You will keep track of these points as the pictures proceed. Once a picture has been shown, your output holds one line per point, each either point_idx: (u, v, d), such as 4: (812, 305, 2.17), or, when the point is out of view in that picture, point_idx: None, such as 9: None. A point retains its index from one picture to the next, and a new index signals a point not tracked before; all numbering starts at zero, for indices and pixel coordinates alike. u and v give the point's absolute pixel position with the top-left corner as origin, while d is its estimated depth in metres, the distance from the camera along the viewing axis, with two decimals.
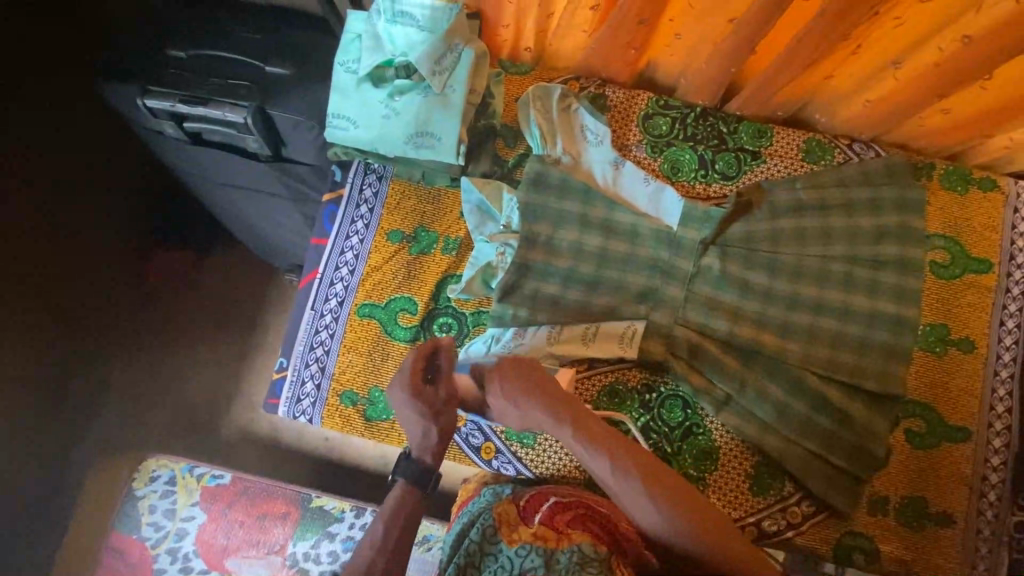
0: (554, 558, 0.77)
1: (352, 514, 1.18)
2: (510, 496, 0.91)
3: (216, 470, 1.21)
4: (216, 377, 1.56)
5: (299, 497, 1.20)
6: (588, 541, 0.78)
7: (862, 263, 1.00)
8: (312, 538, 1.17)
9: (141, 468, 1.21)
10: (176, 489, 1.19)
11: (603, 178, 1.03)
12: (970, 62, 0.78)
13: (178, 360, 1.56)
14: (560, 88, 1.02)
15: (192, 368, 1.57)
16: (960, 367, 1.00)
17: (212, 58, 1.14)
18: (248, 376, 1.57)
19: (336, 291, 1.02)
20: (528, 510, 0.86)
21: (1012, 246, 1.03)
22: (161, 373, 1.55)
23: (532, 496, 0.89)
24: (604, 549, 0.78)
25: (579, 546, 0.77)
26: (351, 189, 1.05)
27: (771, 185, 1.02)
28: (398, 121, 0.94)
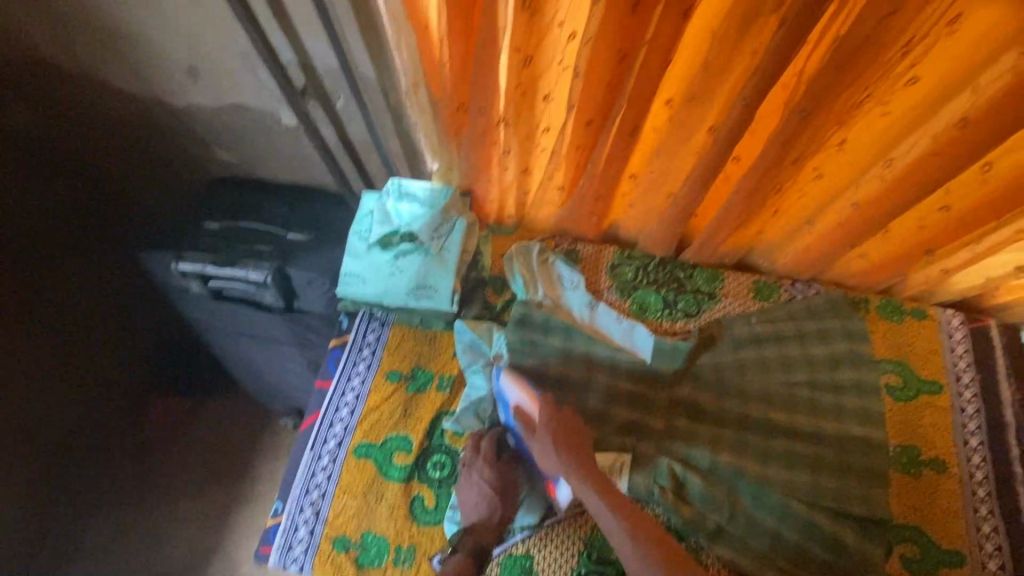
0: None
1: None
2: None
3: None
4: (202, 532, 1.52)
5: None
6: None
7: (822, 389, 1.10)
8: None
9: None
10: None
11: (581, 318, 1.17)
12: (866, 221, 0.98)
13: (165, 514, 1.53)
14: (538, 245, 1.20)
15: (178, 522, 1.52)
16: (937, 487, 1.03)
17: (242, 229, 1.34)
18: (237, 529, 1.53)
19: (335, 431, 1.07)
20: None
21: (955, 367, 1.13)
22: (144, 528, 1.50)
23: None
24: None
25: None
26: (355, 335, 1.15)
27: (729, 321, 1.16)
28: (401, 277, 1.08)
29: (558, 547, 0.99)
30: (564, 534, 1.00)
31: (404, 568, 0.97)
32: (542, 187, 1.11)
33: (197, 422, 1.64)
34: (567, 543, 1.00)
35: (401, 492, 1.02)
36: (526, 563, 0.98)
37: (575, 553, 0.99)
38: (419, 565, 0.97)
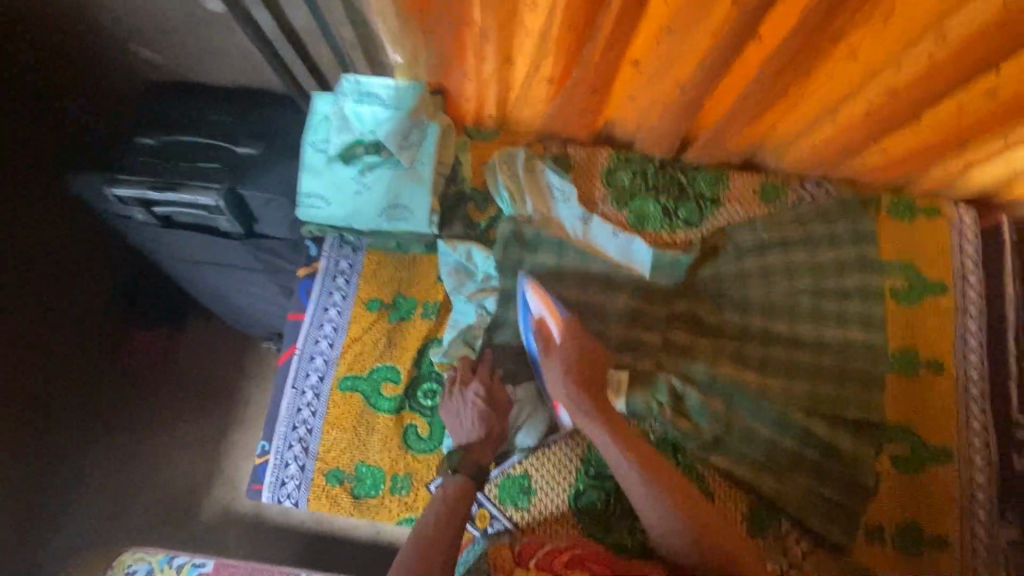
0: None
1: None
2: (506, 543, 0.89)
3: (197, 559, 1.13)
4: (196, 461, 1.51)
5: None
6: None
7: (826, 296, 1.06)
8: None
9: (115, 562, 1.13)
10: None
11: (574, 233, 1.07)
12: (899, 110, 0.85)
13: (155, 447, 1.50)
14: (524, 151, 1.06)
15: (170, 454, 1.51)
16: (933, 388, 1.03)
17: (181, 143, 1.16)
18: (231, 456, 1.52)
19: (316, 366, 1.00)
20: (523, 555, 0.83)
21: (963, 268, 1.08)
22: (134, 462, 1.48)
23: (530, 543, 0.86)
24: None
25: None
26: (326, 262, 1.04)
27: (734, 228, 1.08)
28: (370, 196, 0.94)
29: (557, 466, 0.99)
30: (562, 453, 0.99)
31: (401, 496, 0.96)
32: (527, 80, 0.94)
33: (171, 355, 1.56)
34: (565, 463, 0.99)
35: (392, 424, 0.98)
36: (526, 482, 0.98)
37: (573, 470, 0.99)
38: (417, 493, 0.96)
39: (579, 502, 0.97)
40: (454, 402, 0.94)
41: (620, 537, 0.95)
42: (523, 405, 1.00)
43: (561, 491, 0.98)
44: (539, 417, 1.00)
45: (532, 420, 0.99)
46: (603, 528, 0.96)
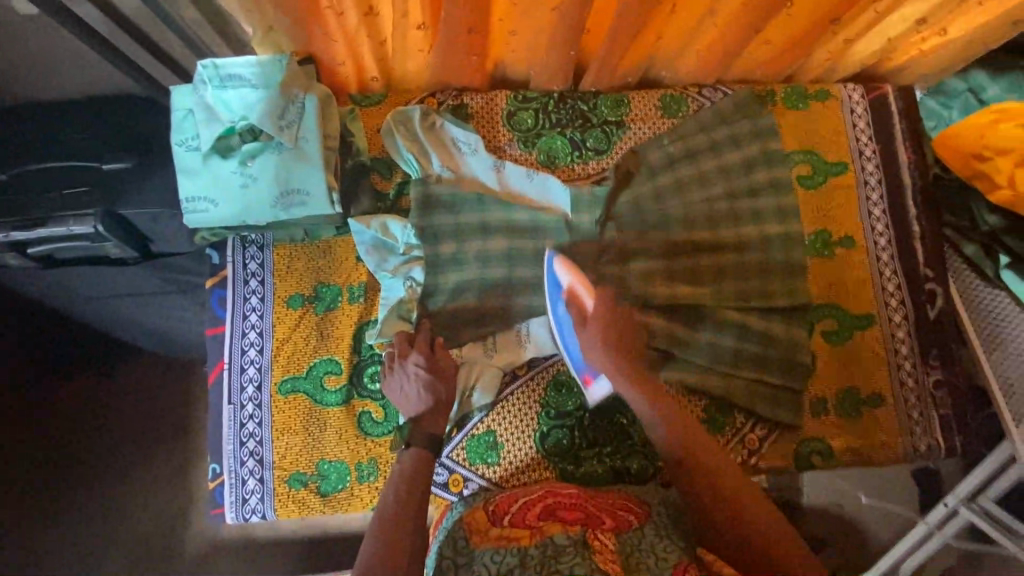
0: (527, 554, 0.74)
1: None
2: (479, 503, 0.91)
3: None
4: (160, 504, 1.43)
5: None
6: (559, 530, 0.77)
7: (740, 196, 1.08)
8: None
9: None
10: None
11: (489, 183, 1.03)
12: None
13: (114, 499, 1.43)
14: (418, 108, 1.00)
15: (131, 502, 1.43)
16: (848, 263, 1.09)
17: (38, 172, 1.04)
18: (195, 489, 1.45)
19: (250, 376, 0.95)
20: (497, 513, 0.86)
21: (858, 144, 1.13)
22: (95, 518, 1.41)
23: (506, 498, 0.88)
24: (578, 531, 0.77)
25: (550, 537, 0.76)
26: (234, 267, 0.98)
27: (643, 148, 1.07)
28: (258, 187, 0.87)
29: (517, 417, 0.99)
30: (520, 403, 1.00)
31: (370, 483, 0.94)
32: (398, 32, 0.88)
33: (103, 402, 1.46)
34: (524, 412, 1.00)
35: (344, 415, 0.95)
36: (490, 439, 0.98)
37: (534, 416, 1.00)
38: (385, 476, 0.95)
39: (546, 444, 0.99)
40: (396, 375, 0.92)
41: (589, 466, 1.00)
42: (473, 364, 1.00)
43: (527, 439, 0.99)
44: (493, 373, 0.99)
45: (487, 376, 0.99)
46: (573, 461, 0.99)
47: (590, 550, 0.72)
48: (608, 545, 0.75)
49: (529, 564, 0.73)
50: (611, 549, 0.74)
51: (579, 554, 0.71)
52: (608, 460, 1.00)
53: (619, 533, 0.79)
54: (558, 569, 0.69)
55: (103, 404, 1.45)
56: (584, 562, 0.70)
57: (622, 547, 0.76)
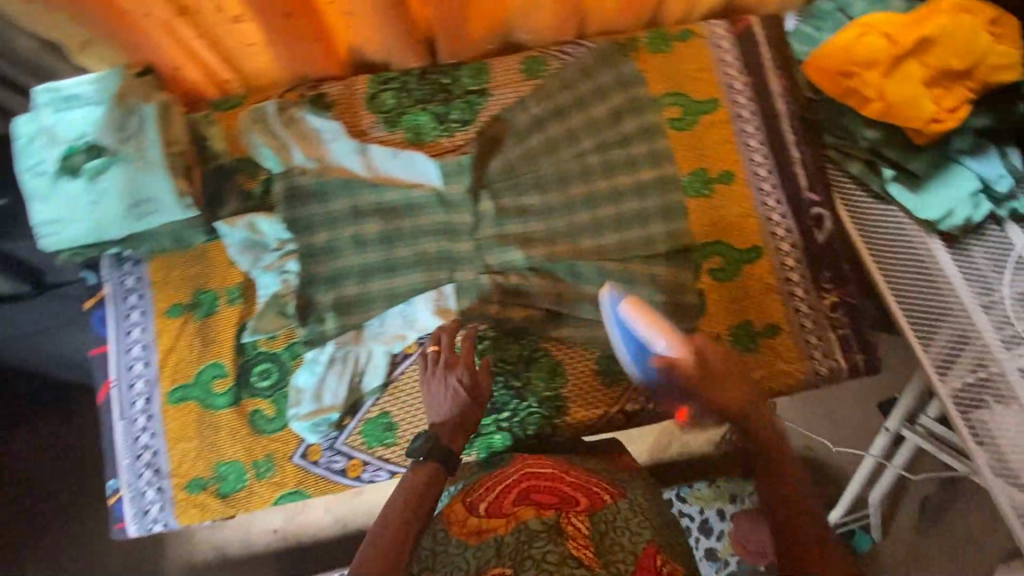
0: (503, 543, 0.79)
1: None
2: (466, 488, 0.91)
3: None
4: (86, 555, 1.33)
5: None
6: (532, 518, 0.80)
7: (612, 147, 1.08)
8: None
9: None
10: None
11: (357, 167, 1.03)
12: None
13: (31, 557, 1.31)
14: (273, 103, 1.01)
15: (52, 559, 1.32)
16: (729, 198, 1.08)
17: None
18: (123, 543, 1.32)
19: (139, 390, 0.97)
20: (473, 500, 0.87)
21: (727, 79, 1.12)
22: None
23: (483, 484, 0.89)
24: (552, 515, 0.81)
25: (524, 525, 0.79)
26: (111, 285, 0.98)
27: (507, 112, 1.07)
28: (108, 201, 0.87)
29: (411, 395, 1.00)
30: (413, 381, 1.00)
31: (268, 478, 0.95)
32: (219, 28, 0.88)
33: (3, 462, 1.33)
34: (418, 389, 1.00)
35: (235, 416, 0.96)
36: (386, 421, 0.98)
37: None
38: (282, 469, 0.96)
39: None
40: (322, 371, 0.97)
41: (487, 434, 1.01)
42: (361, 349, 0.99)
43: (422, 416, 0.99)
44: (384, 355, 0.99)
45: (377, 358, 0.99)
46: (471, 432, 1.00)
47: (563, 537, 0.78)
48: (581, 529, 0.80)
49: (508, 553, 0.78)
50: (585, 534, 0.79)
51: (552, 541, 0.77)
52: (506, 425, 1.01)
53: (593, 514, 0.82)
54: (530, 554, 0.76)
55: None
56: (557, 552, 0.76)
57: (597, 527, 0.81)
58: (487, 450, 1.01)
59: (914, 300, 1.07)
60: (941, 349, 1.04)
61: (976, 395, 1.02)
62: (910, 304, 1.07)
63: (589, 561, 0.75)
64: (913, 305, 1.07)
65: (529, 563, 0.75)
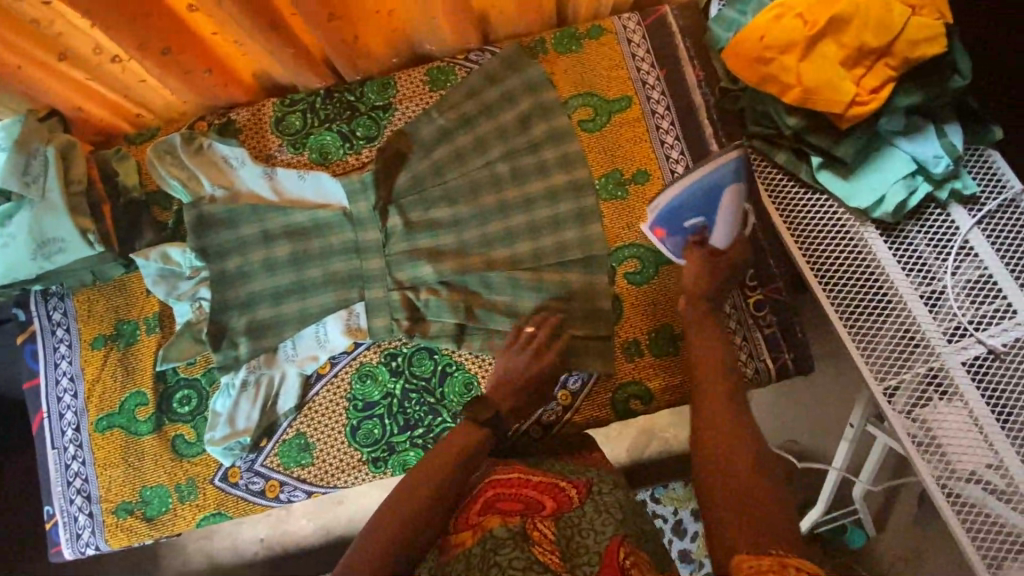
0: (471, 554, 0.76)
1: None
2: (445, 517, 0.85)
3: None
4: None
5: None
6: (497, 524, 0.78)
7: (522, 153, 1.06)
8: None
9: None
10: None
11: (264, 191, 1.05)
12: None
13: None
14: (179, 135, 1.03)
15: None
16: (645, 197, 1.05)
17: None
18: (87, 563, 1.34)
19: (68, 419, 1.01)
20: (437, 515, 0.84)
21: (640, 74, 1.08)
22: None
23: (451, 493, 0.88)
24: (517, 523, 0.77)
25: (489, 532, 0.77)
26: (39, 321, 1.03)
27: (412, 126, 1.06)
28: (15, 243, 0.91)
29: (326, 414, 1.01)
30: (328, 400, 1.01)
31: (191, 501, 0.98)
32: (105, 68, 0.90)
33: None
34: (333, 409, 1.01)
35: (157, 442, 0.99)
36: (302, 441, 1.00)
37: (343, 410, 1.01)
38: (204, 492, 0.98)
39: (357, 436, 1.00)
40: (234, 398, 0.98)
41: (401, 451, 1.00)
42: (272, 371, 1.01)
43: (337, 435, 1.00)
44: (298, 376, 1.01)
45: (291, 380, 1.01)
46: (386, 449, 1.00)
47: (529, 543, 0.75)
48: (547, 535, 0.77)
49: (475, 565, 0.74)
50: (550, 540, 0.76)
51: (518, 547, 0.73)
52: (421, 442, 1.00)
53: (558, 519, 0.80)
54: (497, 562, 0.72)
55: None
56: (524, 558, 0.72)
57: (563, 532, 0.78)
58: (402, 468, 1.00)
59: (849, 298, 1.01)
60: (880, 347, 0.98)
61: (920, 392, 0.96)
62: (844, 303, 1.01)
63: (555, 566, 0.72)
64: (847, 302, 1.01)
65: (496, 571, 0.71)
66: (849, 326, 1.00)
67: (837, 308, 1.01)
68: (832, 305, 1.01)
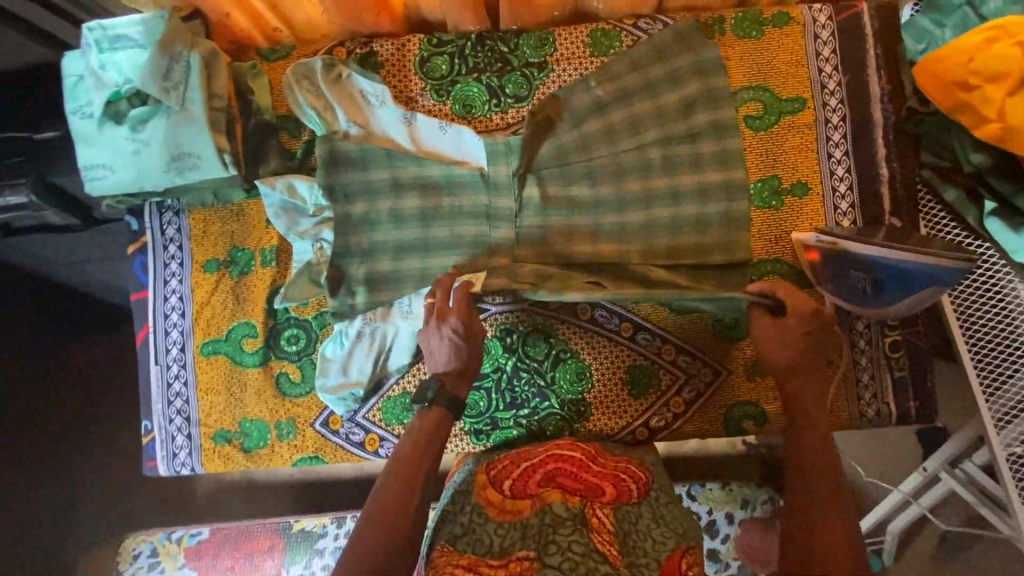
0: (528, 525, 0.76)
1: (334, 526, 1.25)
2: (485, 465, 0.89)
3: (192, 529, 1.26)
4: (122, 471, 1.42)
5: (280, 527, 1.26)
6: (558, 501, 0.78)
7: (677, 142, 0.98)
8: (303, 559, 1.23)
9: (124, 551, 1.28)
10: (160, 558, 1.25)
11: (400, 137, 0.98)
12: None
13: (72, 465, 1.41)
14: (320, 60, 0.96)
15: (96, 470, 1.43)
16: (799, 212, 0.99)
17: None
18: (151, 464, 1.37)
19: (174, 339, 0.99)
20: (497, 475, 0.86)
21: (821, 76, 0.99)
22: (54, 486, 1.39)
23: (507, 459, 0.88)
24: (576, 504, 0.79)
25: (550, 507, 0.77)
26: (152, 233, 0.99)
27: (567, 91, 0.98)
28: (149, 152, 0.86)
29: None
30: None
31: (290, 440, 0.98)
32: None
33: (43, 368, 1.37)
34: None
35: (262, 376, 0.98)
36: (406, 400, 0.99)
37: None
38: (303, 433, 0.98)
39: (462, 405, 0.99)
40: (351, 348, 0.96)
41: (502, 428, 1.00)
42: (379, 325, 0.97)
43: None
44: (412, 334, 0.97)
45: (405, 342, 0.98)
46: (488, 423, 1.00)
47: (588, 528, 0.75)
48: (605, 524, 0.78)
49: (530, 536, 0.75)
50: (609, 530, 0.77)
51: (579, 531, 0.74)
52: (524, 421, 0.99)
53: (618, 509, 0.81)
54: (555, 540, 0.73)
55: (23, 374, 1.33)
56: (584, 542, 0.72)
57: (620, 525, 0.79)
58: (502, 443, 1.01)
59: (990, 352, 0.96)
60: (1007, 405, 0.94)
61: None
62: (985, 363, 0.96)
63: (614, 558, 0.72)
64: (986, 354, 0.96)
65: (553, 548, 0.72)
66: (982, 378, 0.96)
67: (975, 360, 0.96)
68: (970, 353, 0.96)
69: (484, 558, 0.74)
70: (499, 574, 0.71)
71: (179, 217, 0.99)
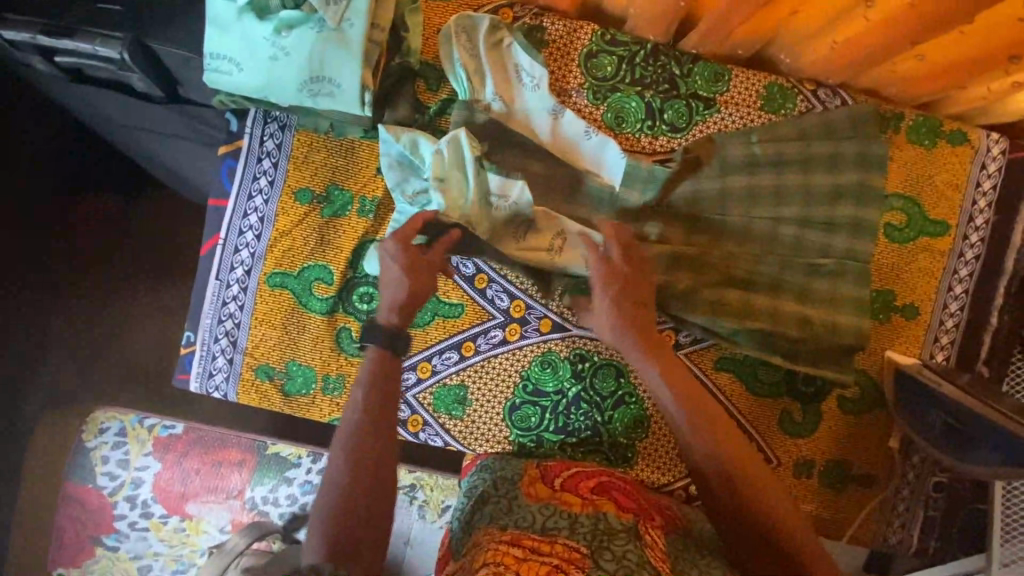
0: (577, 522, 0.71)
1: (310, 459, 1.15)
2: (534, 462, 0.89)
3: (167, 420, 1.15)
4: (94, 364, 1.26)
5: (254, 443, 1.15)
6: (612, 512, 0.73)
7: (813, 225, 0.94)
8: (270, 482, 1.13)
9: (90, 420, 1.16)
10: (127, 439, 1.14)
11: (540, 127, 0.91)
12: (932, 15, 0.65)
13: (36, 349, 1.22)
14: (488, 19, 0.87)
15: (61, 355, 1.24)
16: (900, 333, 0.97)
17: None
18: (140, 359, 1.25)
19: (242, 259, 0.92)
20: (548, 474, 0.84)
21: (972, 207, 0.96)
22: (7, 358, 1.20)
23: (558, 466, 0.86)
24: (629, 519, 0.73)
25: (604, 516, 0.72)
26: (250, 141, 0.91)
27: (725, 139, 0.93)
28: (287, 63, 0.78)
29: (492, 380, 0.97)
30: (502, 367, 0.97)
31: (333, 397, 0.94)
32: None
33: (45, 222, 1.22)
34: (501, 380, 0.97)
35: (324, 325, 0.93)
36: (460, 393, 0.97)
37: (511, 385, 0.97)
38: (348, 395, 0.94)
39: (513, 415, 0.97)
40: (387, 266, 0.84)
41: (546, 451, 0.97)
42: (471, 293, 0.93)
43: (496, 404, 0.97)
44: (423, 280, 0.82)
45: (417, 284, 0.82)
46: (534, 440, 0.97)
47: (641, 542, 0.69)
48: (657, 543, 0.71)
49: (581, 531, 0.69)
50: (661, 548, 0.70)
51: (634, 542, 0.68)
52: (569, 450, 0.97)
53: (667, 535, 0.75)
54: (610, 547, 0.66)
55: (23, 223, 1.18)
56: (638, 553, 0.66)
57: (670, 551, 0.72)
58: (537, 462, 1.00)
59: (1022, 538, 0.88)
60: None
61: None
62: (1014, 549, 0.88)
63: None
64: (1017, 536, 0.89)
65: (609, 555, 0.64)
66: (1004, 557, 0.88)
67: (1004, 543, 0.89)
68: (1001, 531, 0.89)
69: (527, 534, 0.68)
70: (545, 548, 0.65)
71: (286, 133, 0.92)
